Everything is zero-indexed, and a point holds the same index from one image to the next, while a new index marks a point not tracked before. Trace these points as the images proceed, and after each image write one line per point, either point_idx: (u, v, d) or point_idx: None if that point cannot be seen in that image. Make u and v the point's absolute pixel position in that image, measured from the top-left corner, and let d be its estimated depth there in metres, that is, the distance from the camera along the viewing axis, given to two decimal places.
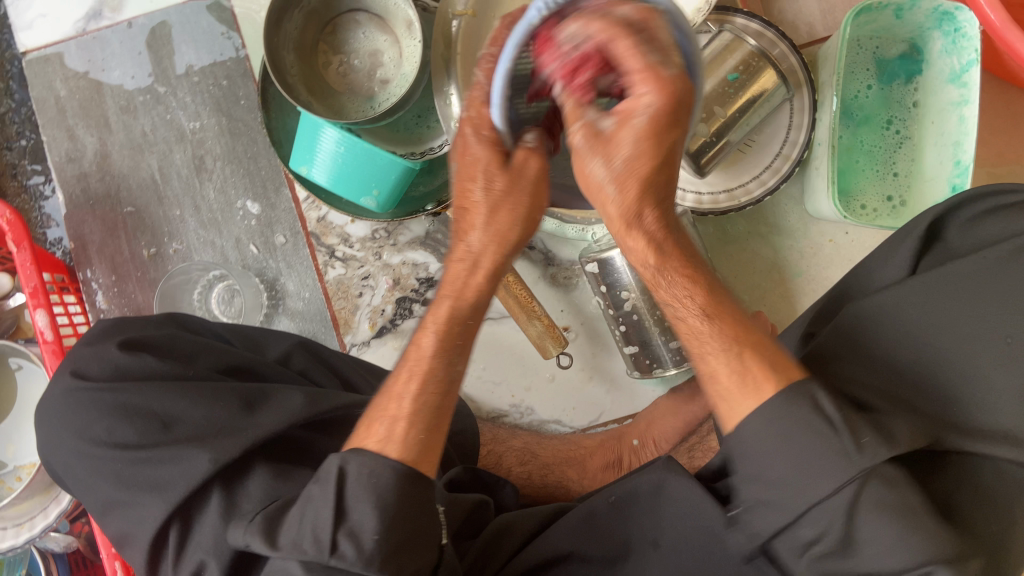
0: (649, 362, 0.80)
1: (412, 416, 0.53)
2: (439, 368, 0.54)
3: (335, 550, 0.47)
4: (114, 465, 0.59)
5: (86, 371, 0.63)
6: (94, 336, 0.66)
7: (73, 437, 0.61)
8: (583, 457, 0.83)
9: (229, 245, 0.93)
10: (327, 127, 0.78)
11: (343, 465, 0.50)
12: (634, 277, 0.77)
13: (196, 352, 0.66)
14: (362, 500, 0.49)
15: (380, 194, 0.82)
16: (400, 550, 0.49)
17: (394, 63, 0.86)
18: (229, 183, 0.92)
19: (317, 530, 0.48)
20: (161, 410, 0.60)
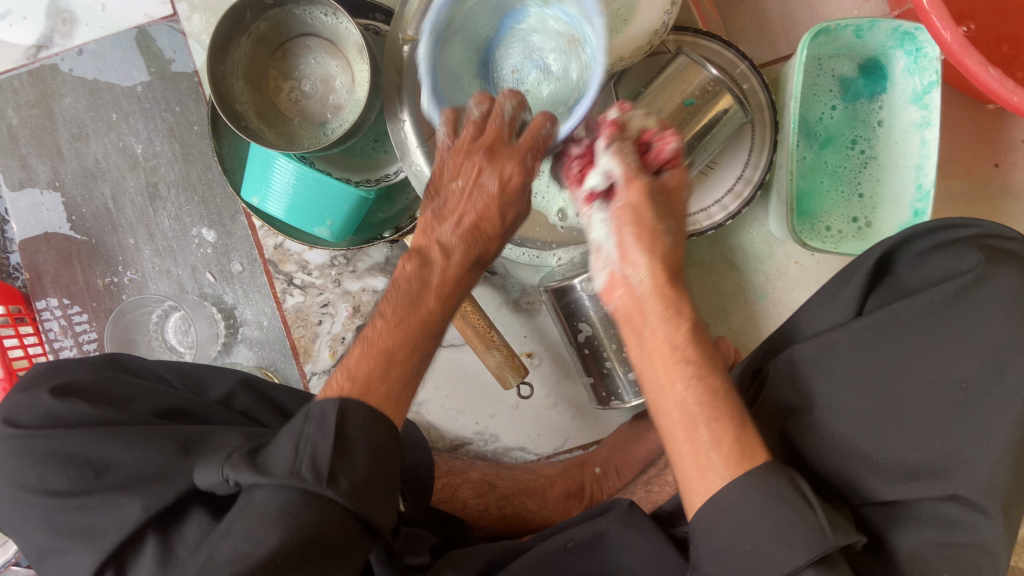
0: (606, 394, 0.80)
1: (392, 364, 0.53)
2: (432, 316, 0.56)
3: (329, 480, 0.46)
4: (46, 513, 0.58)
5: (21, 420, 0.61)
6: (29, 381, 0.65)
7: (7, 485, 0.59)
8: (542, 488, 0.81)
9: (184, 273, 0.91)
10: (279, 158, 0.77)
11: (341, 407, 0.49)
12: (595, 308, 0.76)
13: (133, 394, 0.64)
14: (358, 441, 0.48)
15: (334, 223, 0.81)
16: (374, 489, 0.48)
17: (346, 88, 0.84)
18: (184, 211, 0.91)
19: (316, 456, 0.46)
20: (98, 456, 0.59)
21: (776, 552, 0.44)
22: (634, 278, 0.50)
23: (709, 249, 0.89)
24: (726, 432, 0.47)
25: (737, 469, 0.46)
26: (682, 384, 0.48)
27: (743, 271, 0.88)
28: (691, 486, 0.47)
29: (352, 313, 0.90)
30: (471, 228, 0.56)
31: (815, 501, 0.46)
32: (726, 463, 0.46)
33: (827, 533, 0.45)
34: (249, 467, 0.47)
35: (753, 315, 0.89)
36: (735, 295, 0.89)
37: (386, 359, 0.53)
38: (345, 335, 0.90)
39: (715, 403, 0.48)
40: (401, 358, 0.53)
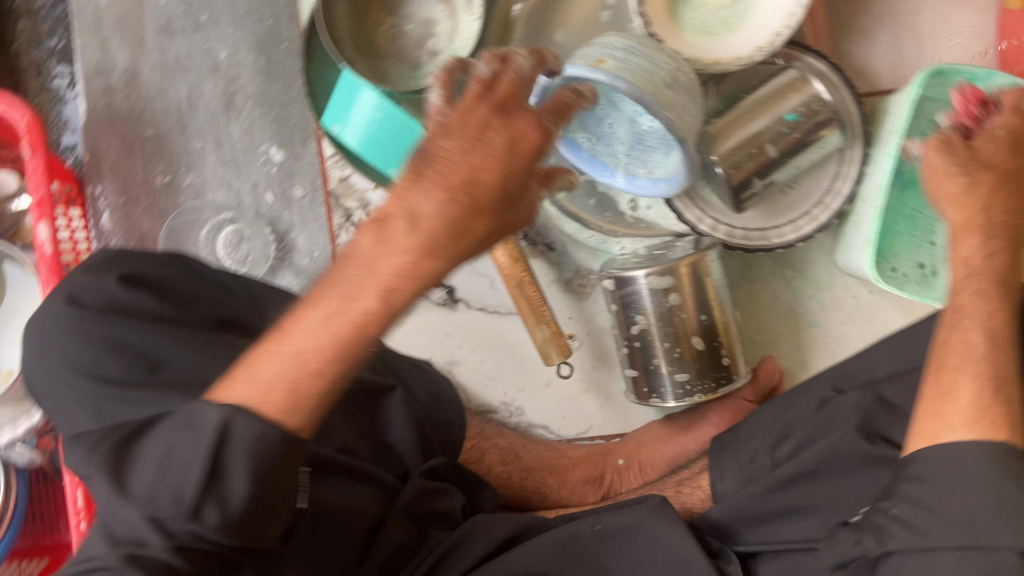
0: (647, 390, 0.79)
1: (329, 356, 0.44)
2: (422, 323, 0.47)
3: (197, 514, 0.44)
4: (93, 398, 0.55)
5: (81, 300, 0.60)
6: (93, 266, 0.64)
7: (58, 364, 0.58)
8: (565, 467, 0.81)
9: (244, 187, 0.90)
10: (367, 90, 0.76)
11: (227, 422, 0.43)
12: (653, 303, 0.76)
13: (197, 297, 0.64)
14: (237, 466, 0.44)
15: (410, 166, 0.80)
16: (248, 523, 0.45)
17: (447, 36, 0.82)
18: (257, 126, 0.90)
19: (180, 487, 0.44)
20: (159, 352, 0.58)
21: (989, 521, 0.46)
22: (962, 185, 0.65)
23: (770, 267, 0.89)
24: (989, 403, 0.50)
25: (982, 434, 0.49)
26: (976, 329, 0.55)
27: (798, 295, 0.88)
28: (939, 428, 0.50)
29: None
30: (453, 188, 0.43)
31: None
32: (977, 422, 0.49)
33: None
34: (111, 478, 0.46)
35: (800, 340, 0.88)
36: (787, 318, 0.89)
37: (323, 357, 0.44)
38: None
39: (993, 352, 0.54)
40: (326, 368, 0.44)
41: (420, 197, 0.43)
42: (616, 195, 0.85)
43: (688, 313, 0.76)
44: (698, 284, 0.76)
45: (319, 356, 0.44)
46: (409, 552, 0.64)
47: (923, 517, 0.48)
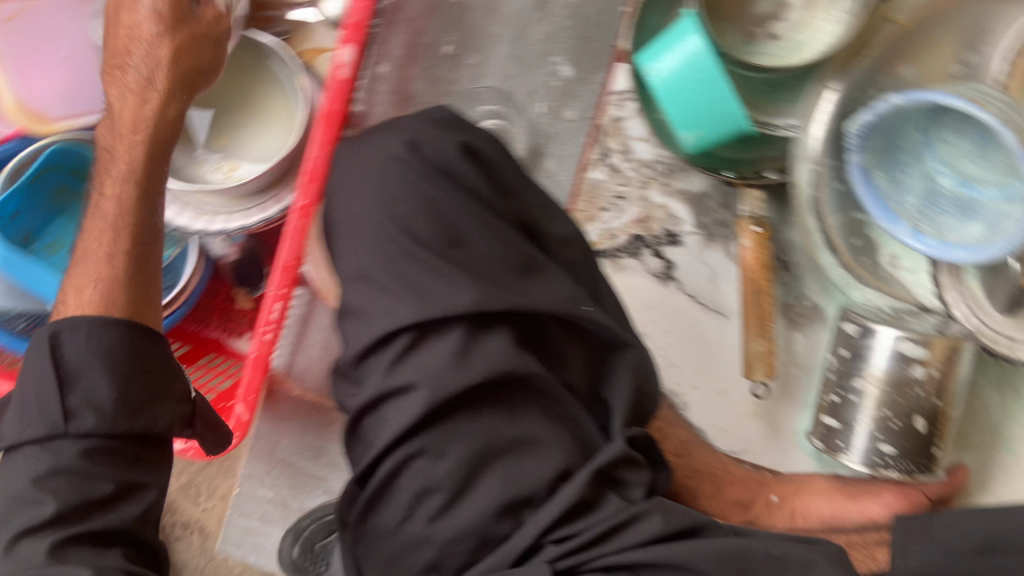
0: (838, 443, 0.78)
1: (107, 278, 0.64)
2: (107, 204, 0.67)
3: (72, 421, 0.58)
4: (399, 256, 0.58)
5: (421, 148, 0.59)
6: (436, 121, 0.63)
7: (376, 202, 0.59)
8: (722, 481, 0.82)
9: (522, 88, 0.89)
10: (692, 41, 0.76)
11: (56, 334, 0.60)
12: (887, 366, 0.75)
13: (507, 186, 0.63)
14: (95, 368, 0.59)
15: (701, 137, 0.80)
16: (147, 405, 0.61)
17: (792, 25, 0.80)
18: (558, 36, 0.88)
19: (44, 401, 0.58)
20: (461, 231, 0.60)
21: None
22: None
23: (991, 377, 0.85)
24: None
25: None
26: None
27: (1010, 417, 0.84)
28: None
29: (638, 220, 0.89)
30: (170, 24, 0.67)
31: None
32: None
33: None
34: None
35: (988, 460, 0.85)
36: (985, 432, 0.85)
37: (127, 235, 0.66)
38: (619, 235, 0.89)
39: None
40: (118, 270, 0.64)
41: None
42: (879, 244, 0.82)
43: (923, 391, 0.74)
44: (947, 365, 0.74)
45: (130, 225, 0.66)
46: (588, 508, 0.61)
47: None
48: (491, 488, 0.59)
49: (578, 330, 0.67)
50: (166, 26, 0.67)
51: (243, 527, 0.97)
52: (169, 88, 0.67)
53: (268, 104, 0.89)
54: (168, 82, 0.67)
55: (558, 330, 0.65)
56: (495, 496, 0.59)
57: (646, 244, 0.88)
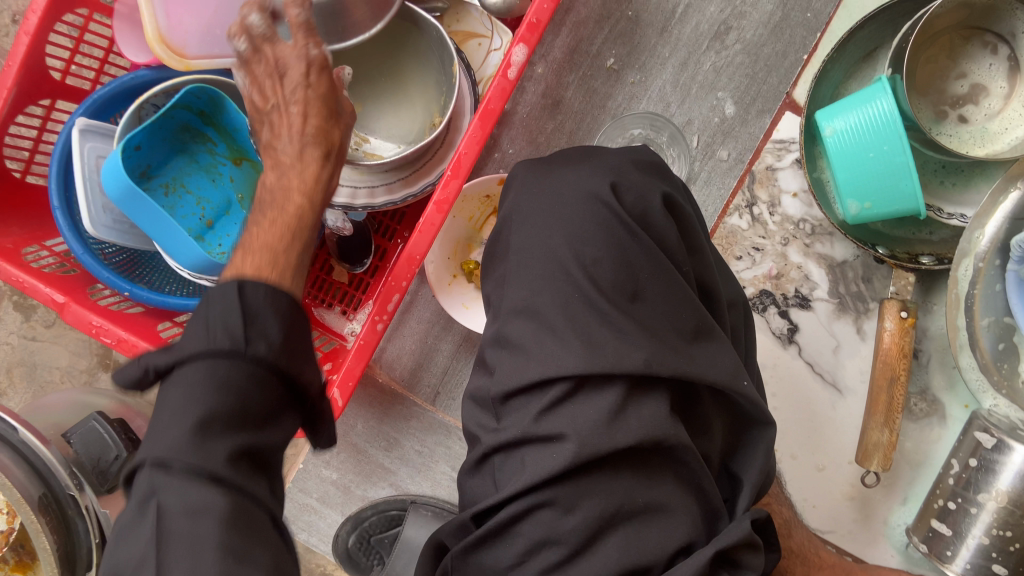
0: (945, 549, 0.75)
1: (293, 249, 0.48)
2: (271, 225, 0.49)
3: (247, 343, 0.41)
4: (570, 292, 0.54)
5: (620, 194, 0.57)
6: (642, 162, 0.60)
7: (557, 232, 0.56)
8: (815, 563, 0.76)
9: (680, 116, 0.84)
10: (881, 107, 0.72)
11: (236, 285, 0.43)
12: (1016, 485, 0.71)
13: (693, 246, 0.59)
14: (269, 316, 0.43)
15: (868, 210, 0.76)
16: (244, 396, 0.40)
17: (985, 111, 0.76)
18: (729, 70, 0.84)
19: (226, 324, 0.41)
20: (643, 283, 0.55)
21: None
22: None
23: None
24: None
25: None
26: None
27: None
28: None
29: (771, 275, 0.85)
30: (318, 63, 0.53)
31: None
32: None
33: None
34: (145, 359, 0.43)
35: None
36: None
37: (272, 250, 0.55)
38: (747, 286, 0.85)
39: None
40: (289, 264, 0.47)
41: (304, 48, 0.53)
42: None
43: None
44: None
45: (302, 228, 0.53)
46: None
47: None
48: (611, 551, 0.55)
49: (723, 399, 0.63)
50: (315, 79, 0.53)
51: (299, 503, 0.92)
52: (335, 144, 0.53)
53: (413, 84, 0.86)
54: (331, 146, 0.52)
55: (712, 399, 0.61)
56: (614, 561, 0.54)
57: (774, 300, 0.85)
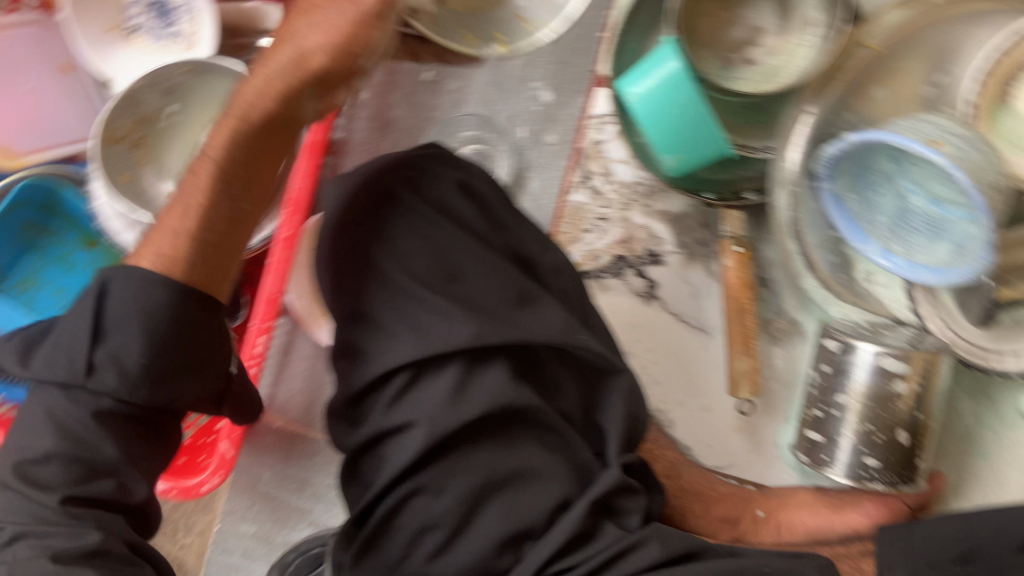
0: (822, 456, 0.80)
1: (180, 259, 0.59)
2: (178, 220, 0.61)
3: (91, 371, 0.57)
4: (392, 287, 0.59)
5: (419, 189, 0.63)
6: (433, 157, 0.66)
7: (371, 239, 0.61)
8: (710, 499, 0.83)
9: (503, 113, 0.90)
10: (672, 64, 0.77)
11: (103, 283, 0.58)
12: (867, 381, 0.77)
13: (501, 224, 0.65)
14: (124, 328, 0.57)
15: (684, 160, 0.81)
16: (164, 378, 0.59)
17: (767, 50, 0.82)
18: (538, 61, 0.89)
19: (72, 351, 0.58)
20: (454, 266, 0.60)
21: None
22: None
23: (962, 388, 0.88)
24: None
25: None
26: None
27: (982, 422, 0.87)
28: None
29: (620, 241, 0.90)
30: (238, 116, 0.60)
31: None
32: None
33: None
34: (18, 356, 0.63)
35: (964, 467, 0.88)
36: (958, 440, 0.88)
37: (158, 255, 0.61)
38: (601, 256, 0.90)
39: None
40: (194, 238, 0.60)
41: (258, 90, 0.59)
42: (855, 260, 0.81)
43: (903, 405, 0.75)
44: (927, 379, 0.76)
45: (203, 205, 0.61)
46: (587, 538, 0.61)
47: None
48: (492, 522, 0.59)
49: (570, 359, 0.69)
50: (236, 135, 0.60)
51: (224, 564, 0.93)
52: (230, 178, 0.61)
53: None
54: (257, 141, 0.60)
55: (555, 358, 0.66)
56: (496, 530, 0.59)
57: (629, 264, 0.90)
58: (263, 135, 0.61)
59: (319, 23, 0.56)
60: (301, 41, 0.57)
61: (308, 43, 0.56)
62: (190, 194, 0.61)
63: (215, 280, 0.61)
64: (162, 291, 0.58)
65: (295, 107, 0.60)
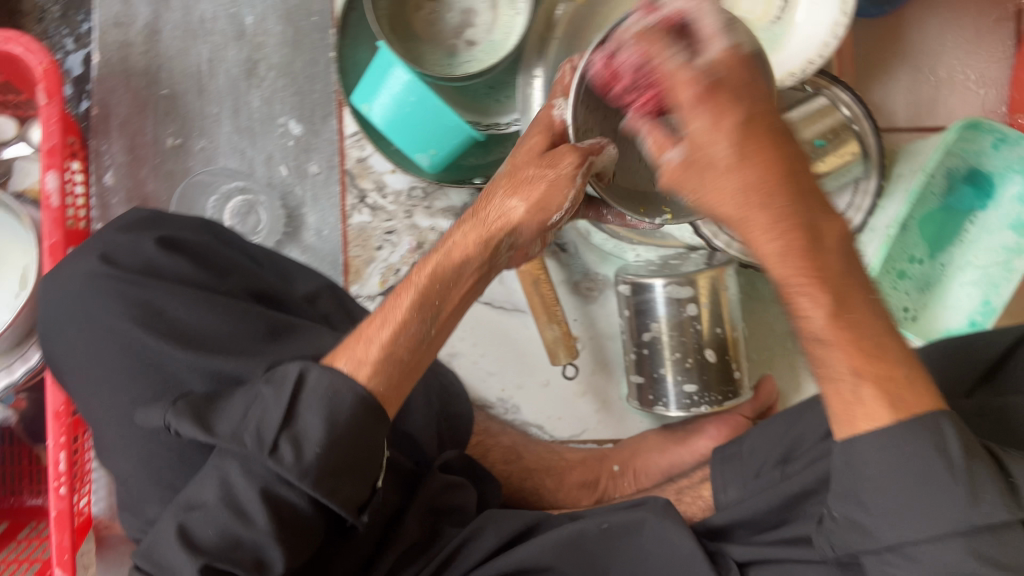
0: (652, 398, 0.80)
1: (376, 365, 0.52)
2: (368, 347, 0.53)
3: (274, 451, 0.48)
4: (127, 364, 0.56)
5: (118, 260, 0.59)
6: (137, 221, 0.63)
7: (89, 323, 0.57)
8: (562, 470, 0.82)
9: (259, 157, 0.88)
10: (398, 69, 0.75)
11: (302, 373, 0.50)
12: (667, 313, 0.78)
13: (231, 267, 0.62)
14: (313, 412, 0.49)
15: (437, 154, 0.80)
16: (338, 473, 0.49)
17: (486, 27, 0.82)
18: (277, 96, 0.88)
19: (261, 428, 0.49)
20: (197, 313, 0.57)
21: (936, 498, 0.44)
22: None
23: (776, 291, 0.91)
24: (891, 401, 0.45)
25: (899, 412, 0.45)
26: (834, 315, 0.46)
27: None
28: (855, 409, 0.46)
29: (414, 248, 0.88)
30: (484, 232, 0.56)
31: (960, 459, 0.44)
32: (886, 405, 0.45)
33: (956, 473, 0.44)
34: (190, 422, 0.50)
35: (796, 363, 0.91)
36: (785, 339, 0.91)
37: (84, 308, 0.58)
38: (401, 268, 0.88)
39: (864, 370, 0.46)
40: (393, 366, 0.53)
41: (456, 234, 0.57)
42: None
43: (702, 326, 0.78)
44: (715, 295, 0.78)
45: (404, 317, 0.54)
46: (422, 547, 0.64)
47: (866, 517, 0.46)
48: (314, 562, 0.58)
49: None
50: (460, 268, 0.56)
51: None
52: (438, 304, 0.55)
53: None
54: (436, 293, 0.55)
55: None
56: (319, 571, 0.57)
57: None
58: (439, 305, 0.55)
59: (529, 186, 0.54)
60: (506, 204, 0.55)
61: (524, 160, 0.56)
62: (389, 309, 0.55)
63: (396, 401, 0.53)
64: (353, 384, 0.50)
65: (496, 256, 0.57)
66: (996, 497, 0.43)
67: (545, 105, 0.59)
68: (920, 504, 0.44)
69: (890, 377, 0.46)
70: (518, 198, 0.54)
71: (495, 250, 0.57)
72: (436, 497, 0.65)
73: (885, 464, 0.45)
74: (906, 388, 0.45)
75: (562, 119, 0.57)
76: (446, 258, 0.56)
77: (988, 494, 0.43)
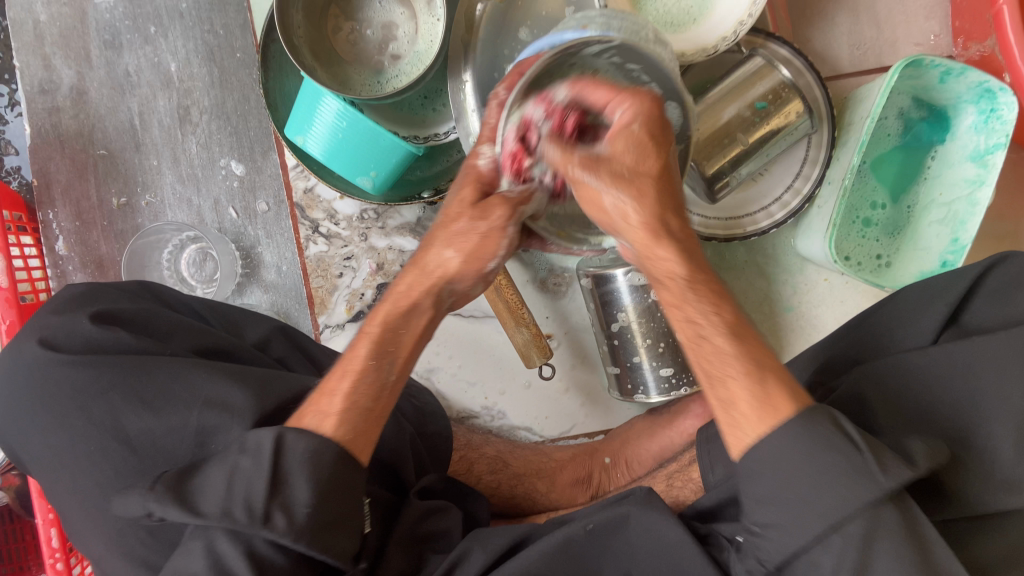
0: (631, 386, 0.80)
1: (341, 415, 0.51)
2: (333, 401, 0.52)
3: (267, 521, 0.46)
4: (87, 446, 0.55)
5: (58, 344, 0.58)
6: (73, 300, 0.62)
7: (41, 412, 0.57)
8: (553, 471, 0.82)
9: (206, 204, 0.87)
10: (327, 98, 0.72)
11: (278, 437, 0.49)
12: (633, 300, 0.76)
13: (174, 329, 0.61)
14: (300, 475, 0.48)
15: (378, 175, 0.77)
16: (330, 527, 0.48)
17: (408, 39, 0.81)
18: (214, 139, 0.87)
19: (250, 498, 0.46)
20: (143, 380, 0.55)
21: (830, 483, 0.43)
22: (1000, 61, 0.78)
23: (744, 257, 0.90)
24: (772, 389, 0.46)
25: (780, 417, 0.45)
26: (722, 318, 0.49)
27: (772, 281, 0.90)
28: (746, 424, 0.46)
29: (375, 270, 0.87)
30: (428, 277, 0.54)
31: (860, 441, 0.44)
32: (767, 414, 0.46)
33: (873, 475, 0.43)
34: (175, 504, 0.46)
35: (775, 326, 0.90)
36: (761, 305, 0.90)
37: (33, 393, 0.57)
38: (364, 291, 0.87)
39: (762, 369, 0.47)
40: (364, 409, 0.52)
41: (398, 288, 0.55)
42: None
43: None
44: None
45: (357, 365, 0.53)
46: None
47: (761, 511, 0.45)
48: None
49: None
50: (405, 315, 0.54)
51: None
52: (401, 348, 0.54)
53: None
54: (389, 339, 0.54)
55: None
56: None
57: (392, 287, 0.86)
58: (403, 353, 0.55)
59: (464, 239, 0.52)
60: (443, 253, 0.53)
61: (458, 209, 0.53)
62: (346, 359, 0.54)
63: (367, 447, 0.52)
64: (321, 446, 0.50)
65: (443, 297, 0.55)
66: (900, 470, 0.43)
67: (471, 154, 0.55)
68: (824, 471, 0.43)
69: (760, 355, 0.48)
70: (451, 249, 0.52)
71: (440, 295, 0.55)
72: (414, 526, 0.63)
73: (789, 462, 0.44)
74: (782, 375, 0.47)
75: (492, 165, 0.54)
76: (388, 318, 0.54)
77: (893, 465, 0.43)
